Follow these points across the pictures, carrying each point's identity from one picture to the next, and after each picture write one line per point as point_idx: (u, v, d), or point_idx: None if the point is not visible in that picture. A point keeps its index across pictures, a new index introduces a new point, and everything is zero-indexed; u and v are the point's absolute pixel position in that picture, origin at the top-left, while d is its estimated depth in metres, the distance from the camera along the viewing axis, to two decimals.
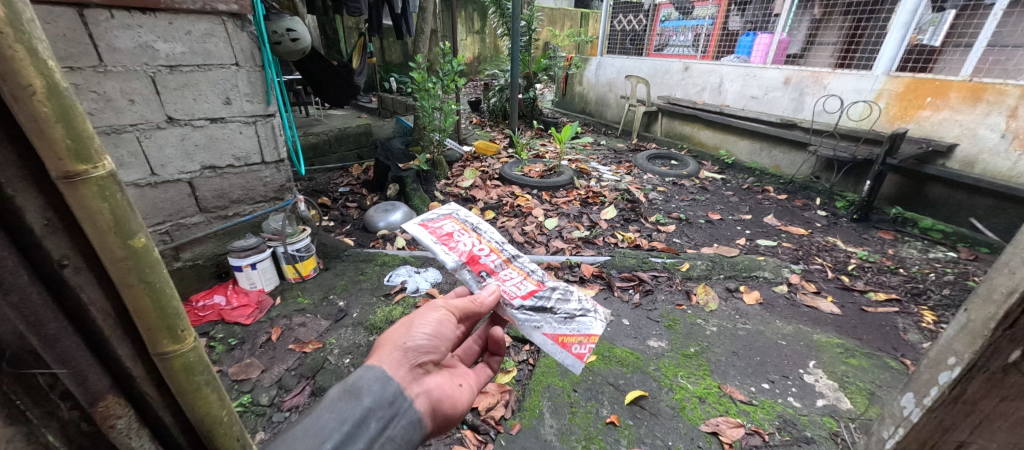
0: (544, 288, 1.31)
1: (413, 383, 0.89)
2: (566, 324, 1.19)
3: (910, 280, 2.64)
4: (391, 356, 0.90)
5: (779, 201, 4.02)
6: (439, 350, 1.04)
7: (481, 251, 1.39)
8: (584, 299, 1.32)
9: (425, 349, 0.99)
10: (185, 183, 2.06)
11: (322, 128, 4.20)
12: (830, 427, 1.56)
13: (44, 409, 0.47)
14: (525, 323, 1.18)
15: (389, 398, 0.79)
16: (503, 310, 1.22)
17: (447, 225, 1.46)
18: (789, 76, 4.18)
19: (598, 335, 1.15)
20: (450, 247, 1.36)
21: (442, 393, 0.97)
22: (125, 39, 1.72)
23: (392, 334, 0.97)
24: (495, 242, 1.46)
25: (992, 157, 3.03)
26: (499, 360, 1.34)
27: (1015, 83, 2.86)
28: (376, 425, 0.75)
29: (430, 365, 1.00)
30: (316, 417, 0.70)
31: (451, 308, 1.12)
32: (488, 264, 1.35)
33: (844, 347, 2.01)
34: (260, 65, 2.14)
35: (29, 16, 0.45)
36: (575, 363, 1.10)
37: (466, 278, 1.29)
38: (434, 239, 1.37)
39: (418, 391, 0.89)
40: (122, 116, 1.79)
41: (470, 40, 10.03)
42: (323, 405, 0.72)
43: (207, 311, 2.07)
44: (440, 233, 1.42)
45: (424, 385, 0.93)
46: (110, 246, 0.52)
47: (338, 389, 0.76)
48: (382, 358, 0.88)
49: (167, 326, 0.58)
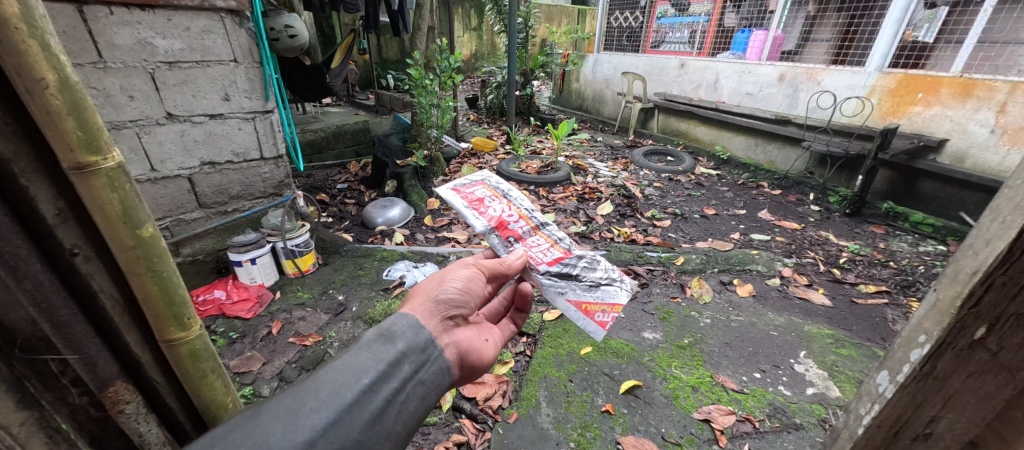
0: (570, 256, 1.32)
1: (443, 333, 0.94)
2: (591, 291, 1.24)
3: (900, 273, 2.69)
4: (423, 307, 0.94)
5: (773, 196, 4.07)
6: (468, 305, 1.08)
7: (510, 217, 1.40)
8: (611, 266, 1.32)
9: (455, 303, 1.03)
10: (184, 179, 2.09)
11: (319, 125, 4.22)
12: (819, 414, 1.62)
13: (55, 393, 0.60)
14: (549, 288, 1.24)
15: (420, 345, 0.83)
16: (530, 274, 1.28)
17: (479, 191, 1.44)
18: (783, 72, 4.20)
19: (623, 305, 1.20)
20: (480, 212, 1.37)
21: (470, 346, 1.01)
22: (124, 36, 1.74)
23: (425, 285, 1.01)
24: (524, 209, 1.47)
25: (982, 152, 3.07)
26: (524, 317, 1.36)
27: (1005, 79, 2.90)
28: (410, 368, 0.79)
29: (460, 319, 1.04)
30: (354, 355, 0.74)
31: (480, 267, 1.17)
32: (517, 230, 1.38)
33: (834, 338, 2.06)
34: (259, 62, 2.15)
35: (41, 13, 0.55)
36: (597, 330, 1.18)
37: (494, 243, 1.33)
38: (465, 204, 1.36)
39: (448, 342, 0.93)
40: (122, 112, 1.81)
41: (467, 37, 10.01)
42: (360, 345, 0.76)
43: (208, 306, 2.10)
44: (472, 198, 1.41)
45: (454, 336, 0.97)
46: (120, 236, 0.65)
47: (374, 333, 0.80)
48: (415, 308, 0.92)
49: (173, 314, 0.73)
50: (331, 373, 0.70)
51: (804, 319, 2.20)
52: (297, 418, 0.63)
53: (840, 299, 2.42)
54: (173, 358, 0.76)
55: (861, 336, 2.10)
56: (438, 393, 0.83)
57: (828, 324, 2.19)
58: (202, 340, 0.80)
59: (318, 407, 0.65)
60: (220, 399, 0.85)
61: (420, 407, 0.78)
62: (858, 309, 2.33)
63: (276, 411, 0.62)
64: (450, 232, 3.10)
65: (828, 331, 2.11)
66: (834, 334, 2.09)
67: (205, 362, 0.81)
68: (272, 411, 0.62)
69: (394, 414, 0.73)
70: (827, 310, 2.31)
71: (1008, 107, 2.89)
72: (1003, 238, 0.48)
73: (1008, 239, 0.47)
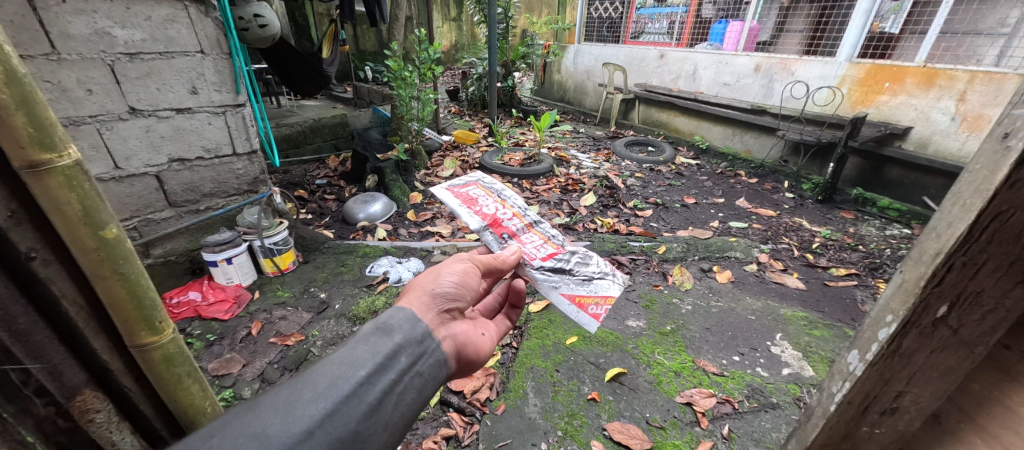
0: (563, 251, 1.33)
1: (440, 326, 0.92)
2: (583, 285, 1.23)
3: (868, 256, 2.80)
4: (419, 300, 0.93)
5: (750, 184, 4.18)
6: (464, 298, 1.07)
7: (504, 214, 1.42)
8: (603, 261, 1.33)
9: (451, 296, 1.02)
10: (152, 177, 2.01)
11: (296, 119, 4.11)
12: (793, 392, 1.68)
13: (19, 405, 0.57)
14: (543, 283, 1.23)
15: (418, 338, 0.82)
16: (523, 268, 1.28)
17: (472, 190, 1.49)
18: (758, 63, 4.29)
19: (615, 297, 1.18)
20: (474, 210, 1.40)
21: (467, 339, 1.00)
22: (80, 26, 1.65)
23: (420, 280, 1.00)
24: (518, 208, 1.48)
25: (944, 138, 3.20)
26: (518, 312, 1.39)
27: (965, 68, 3.01)
28: (407, 360, 0.77)
29: (456, 313, 1.03)
30: (351, 348, 0.73)
31: (476, 261, 1.15)
32: (511, 227, 1.38)
33: (808, 319, 2.14)
34: (227, 53, 2.08)
35: None
36: (590, 322, 1.15)
37: (489, 240, 1.34)
38: (458, 203, 1.40)
39: (445, 334, 0.91)
40: (80, 107, 1.72)
41: (446, 28, 9.87)
42: (357, 338, 0.75)
43: (183, 308, 2.04)
44: (466, 197, 1.46)
45: (451, 329, 0.96)
46: (82, 239, 0.62)
47: (371, 327, 0.79)
48: (411, 301, 0.91)
49: (144, 318, 0.72)
50: (328, 365, 0.69)
51: (780, 303, 2.28)
52: (293, 410, 0.62)
53: (813, 282, 2.51)
54: (146, 363, 0.74)
55: (833, 317, 2.19)
56: (436, 385, 0.82)
57: (803, 306, 2.27)
58: (175, 343, 0.78)
59: (314, 399, 0.64)
60: (197, 403, 0.84)
61: (418, 398, 0.76)
62: (829, 292, 2.42)
63: (273, 403, 0.62)
64: (434, 226, 3.08)
65: (802, 314, 2.19)
66: (808, 316, 2.17)
67: (180, 366, 0.80)
68: (270, 403, 0.62)
69: (391, 404, 0.71)
70: (801, 293, 2.39)
71: (968, 95, 3.02)
72: (963, 220, 0.49)
73: (968, 222, 0.49)
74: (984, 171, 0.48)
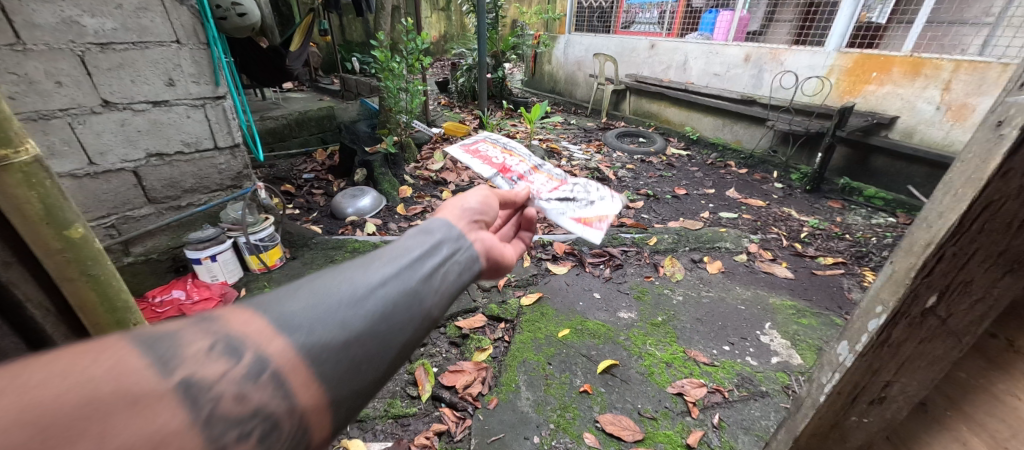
0: (568, 184, 1.32)
1: (473, 231, 0.86)
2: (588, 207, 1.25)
3: (855, 245, 2.83)
4: (449, 210, 0.87)
5: (739, 175, 4.20)
6: (489, 216, 0.99)
7: (511, 161, 1.40)
8: (603, 188, 1.35)
9: (479, 211, 0.95)
10: (129, 172, 1.95)
11: (280, 112, 4.02)
12: (782, 381, 1.70)
13: None
14: (552, 210, 1.23)
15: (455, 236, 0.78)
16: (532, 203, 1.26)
17: (482, 146, 1.48)
18: (748, 53, 4.29)
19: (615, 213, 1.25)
20: (482, 161, 1.40)
21: (496, 244, 0.91)
22: (46, 15, 1.59)
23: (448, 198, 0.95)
24: (524, 155, 1.46)
25: (928, 128, 3.24)
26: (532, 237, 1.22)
27: (950, 57, 3.03)
28: (448, 251, 0.74)
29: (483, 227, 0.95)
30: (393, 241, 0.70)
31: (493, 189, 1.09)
32: (519, 171, 1.37)
33: (796, 308, 2.16)
34: (205, 43, 2.01)
35: None
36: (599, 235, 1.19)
37: (499, 184, 1.33)
38: (467, 156, 1.40)
39: (478, 237, 0.85)
40: (49, 100, 1.67)
41: (435, 18, 9.73)
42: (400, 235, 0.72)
43: (166, 307, 1.98)
44: (474, 152, 1.45)
45: (481, 234, 0.88)
46: (46, 238, 0.73)
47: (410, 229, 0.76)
48: (441, 211, 0.86)
49: (105, 304, 0.85)
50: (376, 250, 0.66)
51: (769, 292, 2.30)
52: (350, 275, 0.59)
53: (801, 271, 2.53)
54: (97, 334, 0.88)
55: (821, 305, 2.21)
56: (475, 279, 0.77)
57: (791, 295, 2.29)
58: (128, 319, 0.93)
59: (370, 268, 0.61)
60: None
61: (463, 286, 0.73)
62: (817, 280, 2.44)
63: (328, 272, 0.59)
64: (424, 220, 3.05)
65: (791, 302, 2.21)
66: (796, 305, 2.18)
67: None
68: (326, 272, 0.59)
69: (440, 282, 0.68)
70: (790, 283, 2.41)
71: (953, 84, 3.05)
72: (954, 210, 0.48)
73: (959, 212, 0.47)
74: (977, 160, 0.46)
